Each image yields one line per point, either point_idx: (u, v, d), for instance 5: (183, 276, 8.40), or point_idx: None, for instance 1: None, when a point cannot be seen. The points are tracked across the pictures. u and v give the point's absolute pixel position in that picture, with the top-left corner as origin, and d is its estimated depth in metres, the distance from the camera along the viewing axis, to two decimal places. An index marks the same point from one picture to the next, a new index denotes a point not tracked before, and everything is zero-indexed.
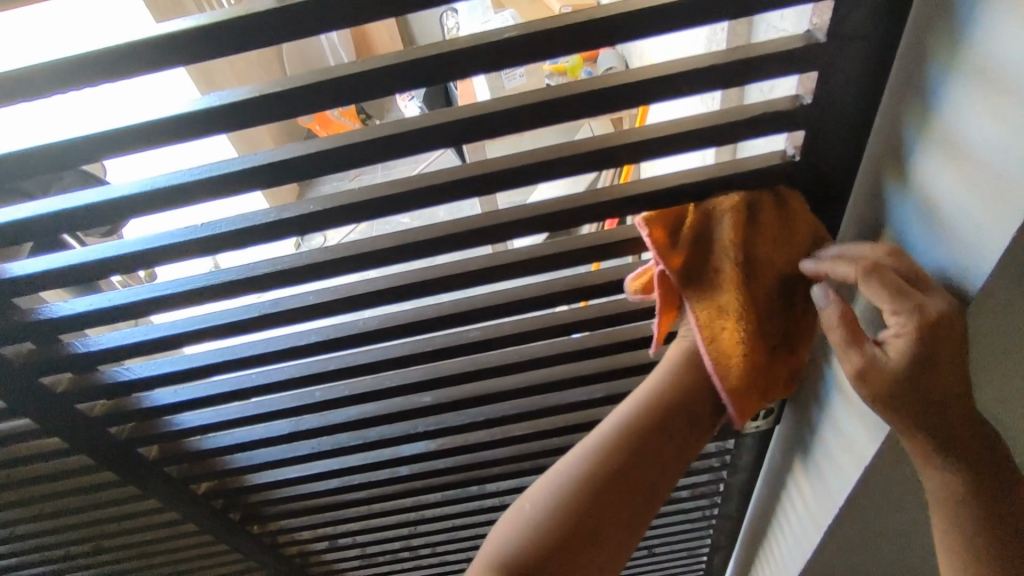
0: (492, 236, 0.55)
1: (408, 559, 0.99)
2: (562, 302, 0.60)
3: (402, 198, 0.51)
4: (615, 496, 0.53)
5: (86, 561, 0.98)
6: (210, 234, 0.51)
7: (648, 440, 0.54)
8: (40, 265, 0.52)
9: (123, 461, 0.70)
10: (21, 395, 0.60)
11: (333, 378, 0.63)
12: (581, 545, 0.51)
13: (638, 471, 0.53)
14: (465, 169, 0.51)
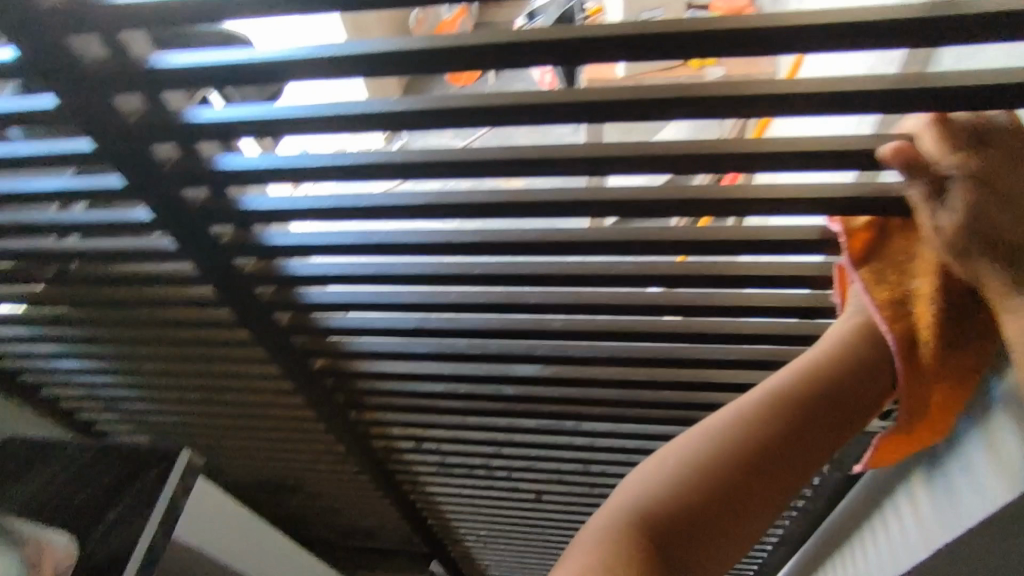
0: (678, 169, 0.49)
1: (483, 476, 1.03)
2: (731, 250, 0.56)
3: (592, 111, 0.47)
4: (734, 492, 0.40)
5: (198, 406, 1.07)
6: (384, 112, 0.48)
7: (800, 424, 0.42)
8: (216, 115, 0.51)
9: (258, 323, 0.74)
10: (191, 238, 0.63)
11: (478, 282, 0.65)
12: (720, 517, 0.40)
13: (776, 468, 0.41)
14: (669, 87, 0.43)
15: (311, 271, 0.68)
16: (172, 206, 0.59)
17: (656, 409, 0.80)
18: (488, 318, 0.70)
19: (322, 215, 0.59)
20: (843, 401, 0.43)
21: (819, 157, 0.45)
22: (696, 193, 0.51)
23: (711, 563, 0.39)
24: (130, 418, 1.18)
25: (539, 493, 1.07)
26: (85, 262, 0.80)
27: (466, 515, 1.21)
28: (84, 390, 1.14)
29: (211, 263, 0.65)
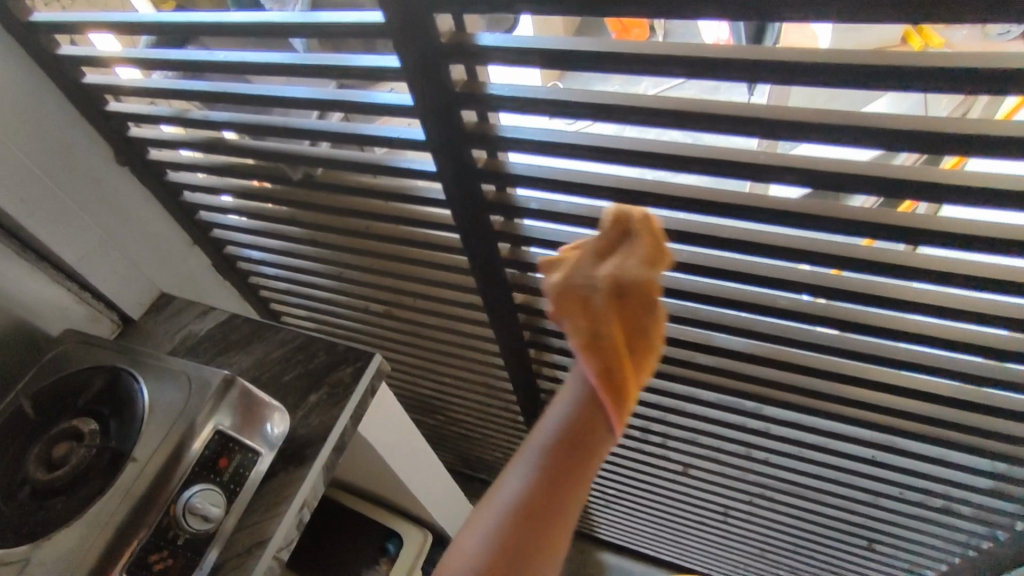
0: (958, 146, 0.52)
1: (634, 439, 1.04)
2: (990, 248, 0.56)
3: (893, 71, 0.49)
4: (556, 504, 0.49)
5: (381, 317, 1.19)
6: (688, 53, 0.54)
7: (571, 455, 0.50)
8: (511, 41, 0.57)
9: (478, 249, 0.78)
10: (452, 162, 0.66)
11: (705, 243, 0.67)
12: (539, 521, 0.48)
13: (560, 475, 0.49)
14: (972, 56, 0.48)
15: (541, 208, 0.70)
16: (448, 125, 0.63)
17: (850, 406, 0.77)
18: (707, 281, 0.72)
19: (575, 149, 0.62)
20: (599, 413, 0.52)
21: None
22: (967, 177, 0.54)
23: (564, 489, 0.49)
24: (318, 316, 1.33)
25: (686, 469, 1.06)
26: (330, 169, 0.89)
27: (601, 473, 1.23)
28: (287, 286, 1.28)
29: (458, 184, 0.69)
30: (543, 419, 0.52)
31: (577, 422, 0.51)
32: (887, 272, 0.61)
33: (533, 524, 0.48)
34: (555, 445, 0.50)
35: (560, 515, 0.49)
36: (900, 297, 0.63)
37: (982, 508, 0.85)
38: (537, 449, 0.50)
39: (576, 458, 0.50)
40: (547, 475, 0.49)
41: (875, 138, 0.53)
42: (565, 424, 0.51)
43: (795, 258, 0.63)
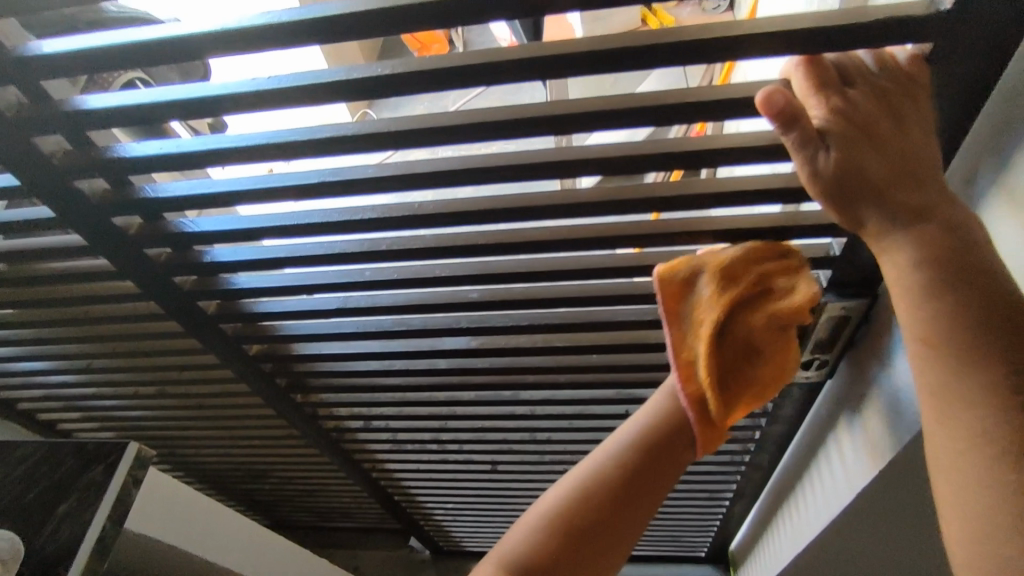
0: (556, 127, 0.53)
1: (435, 453, 1.04)
2: (620, 211, 0.60)
3: (466, 71, 0.49)
4: (650, 490, 0.51)
5: (152, 399, 1.09)
6: (270, 87, 0.51)
7: (671, 441, 0.52)
8: (111, 101, 0.52)
9: (186, 310, 0.74)
10: (94, 231, 0.63)
11: (389, 257, 0.67)
12: (614, 519, 0.50)
13: (664, 456, 0.52)
14: (529, 48, 0.48)
15: (231, 256, 0.68)
16: (69, 197, 0.59)
17: (588, 373, 0.82)
18: (410, 293, 0.72)
19: (223, 197, 0.61)
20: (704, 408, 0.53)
21: (669, 110, 0.51)
22: (577, 154, 0.56)
23: (625, 505, 0.50)
24: (92, 415, 1.20)
25: (495, 466, 1.08)
26: (15, 261, 0.80)
27: (430, 491, 1.22)
28: (44, 390, 1.15)
29: (123, 253, 0.65)
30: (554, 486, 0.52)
31: (624, 447, 0.52)
32: (552, 248, 0.64)
33: (620, 523, 0.50)
34: (646, 436, 0.52)
35: (654, 499, 0.51)
36: (575, 268, 0.66)
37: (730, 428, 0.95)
38: (607, 452, 0.52)
39: (680, 441, 0.52)
40: (599, 483, 0.51)
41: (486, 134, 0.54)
42: (647, 426, 0.53)
43: (467, 253, 0.66)
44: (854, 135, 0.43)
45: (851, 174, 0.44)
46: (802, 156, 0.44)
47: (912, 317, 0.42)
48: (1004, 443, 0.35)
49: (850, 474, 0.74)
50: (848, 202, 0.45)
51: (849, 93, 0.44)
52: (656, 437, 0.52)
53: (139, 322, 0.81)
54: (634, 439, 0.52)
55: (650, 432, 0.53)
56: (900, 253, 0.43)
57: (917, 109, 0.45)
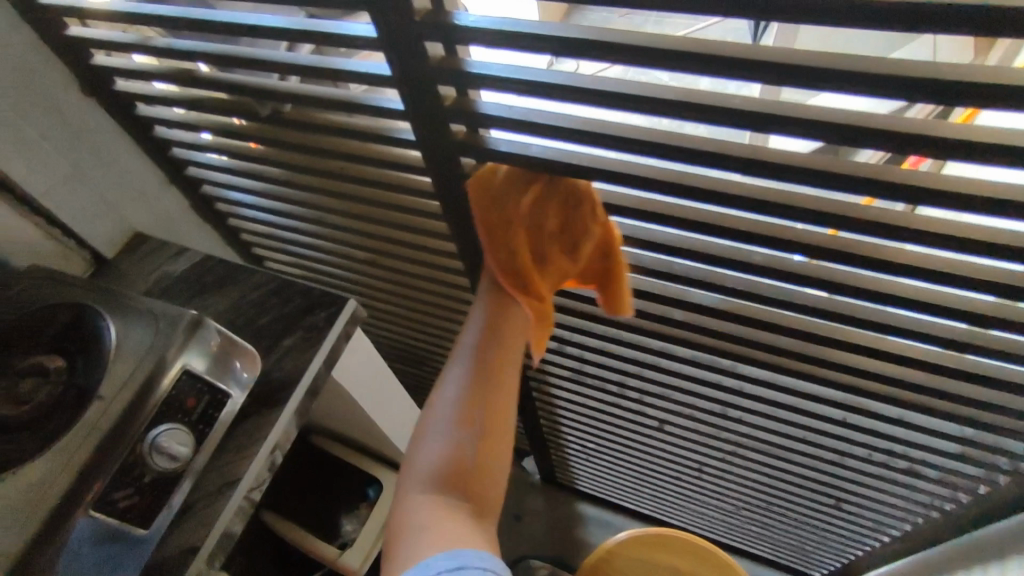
0: (958, 96, 0.49)
1: (611, 393, 1.04)
2: (977, 210, 0.54)
3: (893, 14, 0.45)
4: (482, 463, 0.60)
5: (361, 264, 1.16)
6: None
7: (488, 377, 0.63)
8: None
9: (451, 192, 0.75)
10: (414, 95, 0.63)
11: (681, 195, 0.63)
12: (481, 473, 0.60)
13: (488, 398, 0.62)
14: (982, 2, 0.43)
15: (513, 150, 0.66)
16: (406, 56, 0.59)
17: (823, 368, 0.76)
18: (684, 235, 0.69)
19: (545, 90, 0.59)
20: (493, 353, 0.64)
21: None
22: (962, 131, 0.51)
23: (487, 440, 0.61)
24: (299, 261, 1.31)
25: (661, 424, 1.06)
26: (301, 105, 0.84)
27: (578, 425, 1.24)
28: (268, 229, 1.25)
29: (427, 122, 0.66)
30: (421, 448, 0.62)
31: (474, 375, 0.63)
32: (869, 230, 0.59)
33: (482, 478, 0.60)
34: (473, 388, 0.62)
35: (487, 454, 0.60)
36: (882, 257, 0.61)
37: (948, 470, 0.84)
38: (442, 406, 0.62)
39: (495, 406, 0.62)
40: (466, 421, 0.61)
41: (871, 88, 0.51)
42: (460, 389, 0.62)
43: (770, 212, 0.61)
44: None
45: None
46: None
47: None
48: None
49: None
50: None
51: None
52: (488, 411, 0.62)
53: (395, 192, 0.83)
54: (462, 383, 0.63)
55: (482, 387, 0.62)
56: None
57: None
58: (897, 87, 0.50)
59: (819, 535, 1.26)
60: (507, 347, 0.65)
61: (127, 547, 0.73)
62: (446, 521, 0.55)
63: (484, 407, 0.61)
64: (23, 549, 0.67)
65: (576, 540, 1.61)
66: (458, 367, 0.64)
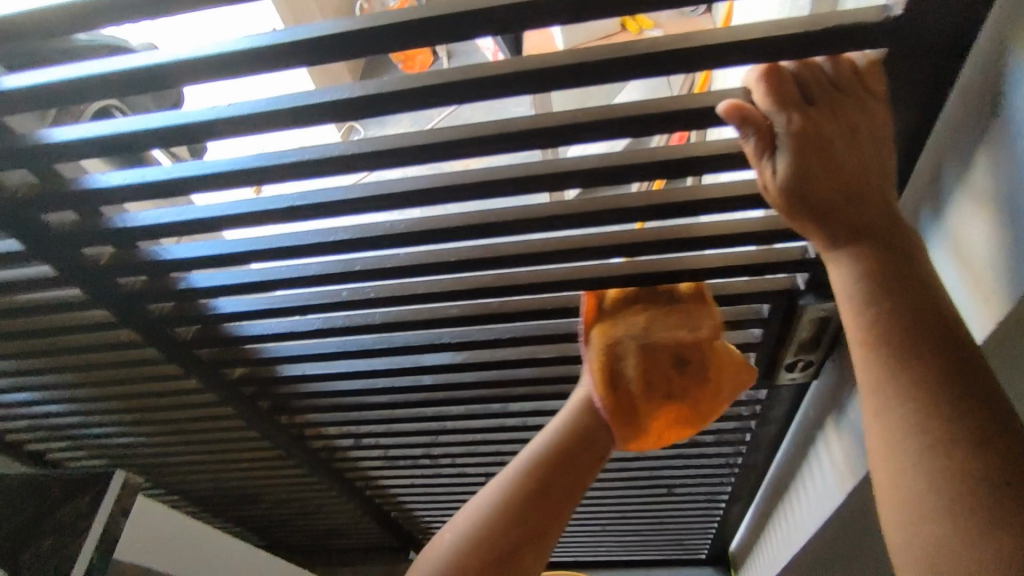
0: (523, 142, 0.52)
1: (428, 467, 1.04)
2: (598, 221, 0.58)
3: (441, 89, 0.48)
4: (544, 511, 0.53)
5: (140, 426, 1.08)
6: (234, 114, 0.50)
7: (539, 485, 0.54)
8: (74, 135, 0.52)
9: (163, 337, 0.73)
10: (69, 263, 0.62)
11: (362, 278, 0.66)
12: (520, 545, 0.51)
13: (551, 493, 0.54)
14: (499, 65, 0.48)
15: (207, 283, 0.68)
16: (43, 229, 0.59)
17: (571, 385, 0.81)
18: (388, 311, 0.72)
19: (190, 225, 0.60)
20: (569, 460, 0.55)
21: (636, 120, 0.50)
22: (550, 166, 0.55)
23: (529, 521, 0.52)
24: (82, 444, 1.19)
25: (487, 478, 1.07)
26: None
27: (426, 506, 1.22)
28: (30, 421, 1.13)
29: (94, 281, 0.64)
30: (476, 501, 0.55)
31: (534, 466, 0.55)
32: (524, 263, 0.63)
33: (516, 557, 0.51)
34: (529, 498, 0.53)
35: (553, 513, 0.53)
36: (545, 281, 0.64)
37: (718, 430, 0.93)
38: (481, 506, 0.53)
39: (540, 520, 0.53)
40: (523, 499, 0.53)
41: (435, 152, 0.53)
42: (522, 490, 0.53)
43: (440, 271, 0.65)
44: (814, 146, 0.43)
45: (804, 178, 0.43)
46: (760, 162, 0.45)
47: (854, 319, 0.40)
48: (966, 466, 0.32)
49: (840, 472, 0.74)
50: (806, 208, 0.43)
51: (809, 107, 0.43)
52: (494, 519, 0.52)
53: (114, 353, 0.79)
54: (490, 505, 0.53)
55: (514, 498, 0.53)
56: (847, 267, 0.42)
57: (876, 120, 0.44)
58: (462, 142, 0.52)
59: (679, 521, 1.31)
60: (593, 454, 0.56)
61: None
62: None
63: (537, 477, 0.54)
64: None
65: None
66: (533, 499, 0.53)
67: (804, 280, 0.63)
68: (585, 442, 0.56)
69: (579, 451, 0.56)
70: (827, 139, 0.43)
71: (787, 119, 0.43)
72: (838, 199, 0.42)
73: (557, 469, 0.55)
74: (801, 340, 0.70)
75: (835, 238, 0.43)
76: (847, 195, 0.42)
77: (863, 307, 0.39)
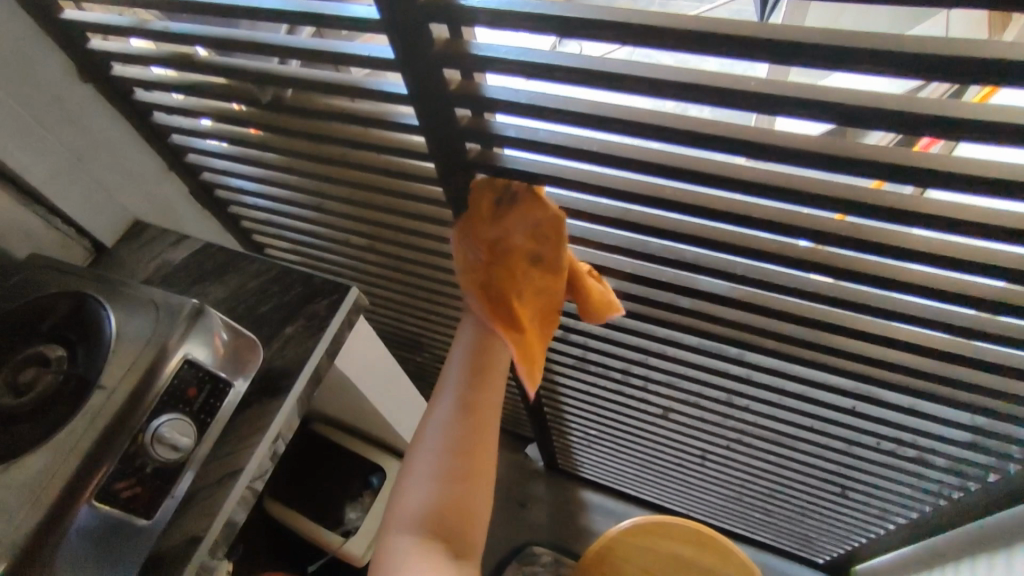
0: (969, 76, 0.47)
1: (617, 382, 1.03)
2: (990, 192, 0.53)
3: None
4: (479, 456, 0.65)
5: (362, 251, 1.15)
6: None
7: (464, 411, 0.67)
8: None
9: (455, 179, 0.74)
10: (417, 80, 0.62)
11: (690, 179, 0.62)
12: (462, 511, 0.63)
13: (482, 446, 0.66)
14: None
15: (520, 136, 0.65)
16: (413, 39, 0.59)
17: (833, 356, 0.75)
18: (692, 221, 0.68)
19: (549, 72, 0.57)
20: (473, 389, 0.68)
21: None
22: (984, 114, 0.49)
23: (472, 467, 0.64)
24: (302, 250, 1.30)
25: (666, 412, 1.05)
26: (301, 90, 0.83)
27: (584, 414, 1.23)
28: (268, 216, 1.23)
29: (431, 105, 0.64)
30: (435, 406, 0.68)
31: (464, 410, 0.67)
32: (888, 217, 0.57)
33: (465, 519, 0.63)
34: (457, 429, 0.66)
35: (469, 479, 0.64)
36: (894, 243, 0.59)
37: (958, 457, 0.82)
38: (427, 450, 0.65)
39: (471, 454, 0.65)
40: (462, 433, 0.66)
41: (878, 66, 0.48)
42: (460, 396, 0.68)
43: (783, 197, 0.59)
44: None
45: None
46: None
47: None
48: None
49: None
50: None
51: None
52: (442, 449, 0.65)
53: None
54: (452, 433, 0.65)
55: (458, 430, 0.66)
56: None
57: None
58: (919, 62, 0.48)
59: (825, 521, 1.25)
60: (492, 368, 0.70)
61: (128, 537, 0.71)
62: (430, 558, 0.57)
63: (461, 400, 0.67)
64: (25, 540, 0.64)
65: (580, 527, 1.59)
66: (438, 408, 0.68)
67: None
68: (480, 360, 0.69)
69: (489, 399, 0.68)
70: None
71: None
72: None
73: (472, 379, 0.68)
74: None
75: None
76: None
77: None
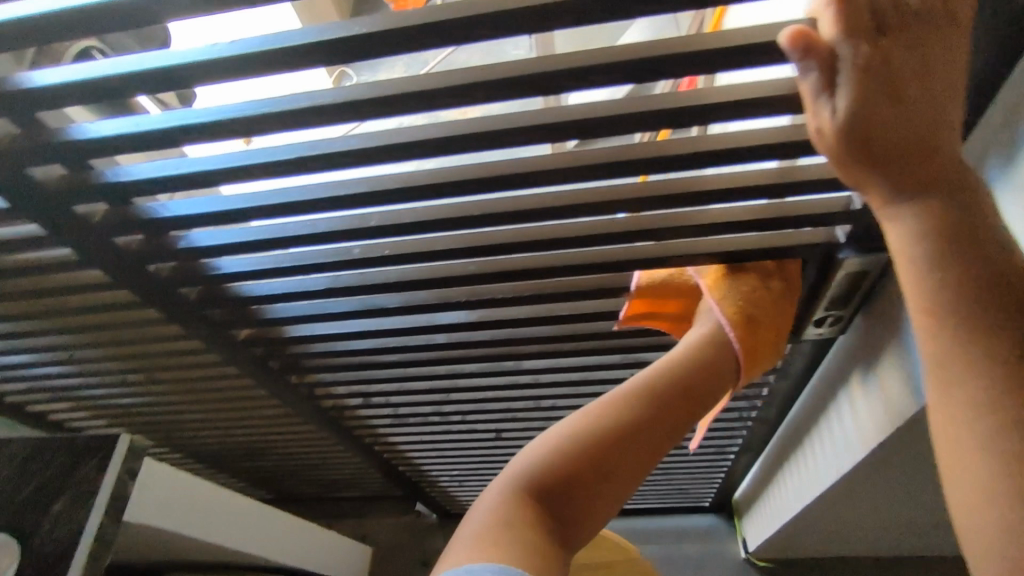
0: (538, 86, 0.50)
1: (439, 425, 1.02)
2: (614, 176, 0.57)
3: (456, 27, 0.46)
4: (604, 463, 0.47)
5: (144, 387, 1.07)
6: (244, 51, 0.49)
7: (639, 411, 0.49)
8: (66, 77, 0.50)
9: (165, 298, 0.70)
10: (58, 222, 0.59)
11: (374, 235, 0.63)
12: (586, 490, 0.46)
13: (627, 443, 0.48)
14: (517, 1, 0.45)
15: (200, 241, 0.64)
16: (32, 185, 0.55)
17: (592, 340, 0.79)
18: (403, 269, 0.68)
19: (192, 178, 0.56)
20: (675, 399, 0.51)
21: (658, 61, 0.48)
22: (567, 113, 0.52)
23: (622, 453, 0.48)
24: (86, 404, 1.18)
25: (498, 433, 1.06)
26: None
27: (436, 462, 1.22)
28: (30, 383, 1.11)
29: (87, 241, 0.60)
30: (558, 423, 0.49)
31: (645, 396, 0.50)
32: (546, 217, 0.60)
33: (584, 511, 0.46)
34: (599, 409, 0.49)
35: (632, 459, 0.48)
36: (571, 235, 0.61)
37: None
38: (524, 458, 0.47)
39: (620, 438, 0.48)
40: (617, 420, 0.49)
41: (462, 97, 0.50)
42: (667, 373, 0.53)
43: (461, 224, 0.61)
44: (881, 83, 0.38)
45: (868, 123, 0.38)
46: (820, 98, 0.40)
47: (904, 271, 0.38)
48: (1008, 414, 0.33)
49: (862, 428, 0.72)
50: (862, 160, 0.40)
51: (879, 41, 0.38)
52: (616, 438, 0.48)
53: (119, 312, 0.76)
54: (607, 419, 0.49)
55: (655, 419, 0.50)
56: (898, 222, 0.39)
57: (955, 54, 0.39)
58: (488, 87, 0.50)
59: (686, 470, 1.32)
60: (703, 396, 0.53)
61: None
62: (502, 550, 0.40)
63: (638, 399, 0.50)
64: None
65: None
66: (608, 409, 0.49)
67: (845, 233, 0.59)
68: (693, 376, 0.53)
69: (696, 382, 0.53)
70: (891, 71, 0.38)
71: (855, 50, 0.38)
72: (903, 139, 0.38)
73: (670, 397, 0.51)
74: (831, 297, 0.66)
75: (889, 179, 0.39)
76: (917, 137, 0.38)
77: (916, 242, 0.38)
